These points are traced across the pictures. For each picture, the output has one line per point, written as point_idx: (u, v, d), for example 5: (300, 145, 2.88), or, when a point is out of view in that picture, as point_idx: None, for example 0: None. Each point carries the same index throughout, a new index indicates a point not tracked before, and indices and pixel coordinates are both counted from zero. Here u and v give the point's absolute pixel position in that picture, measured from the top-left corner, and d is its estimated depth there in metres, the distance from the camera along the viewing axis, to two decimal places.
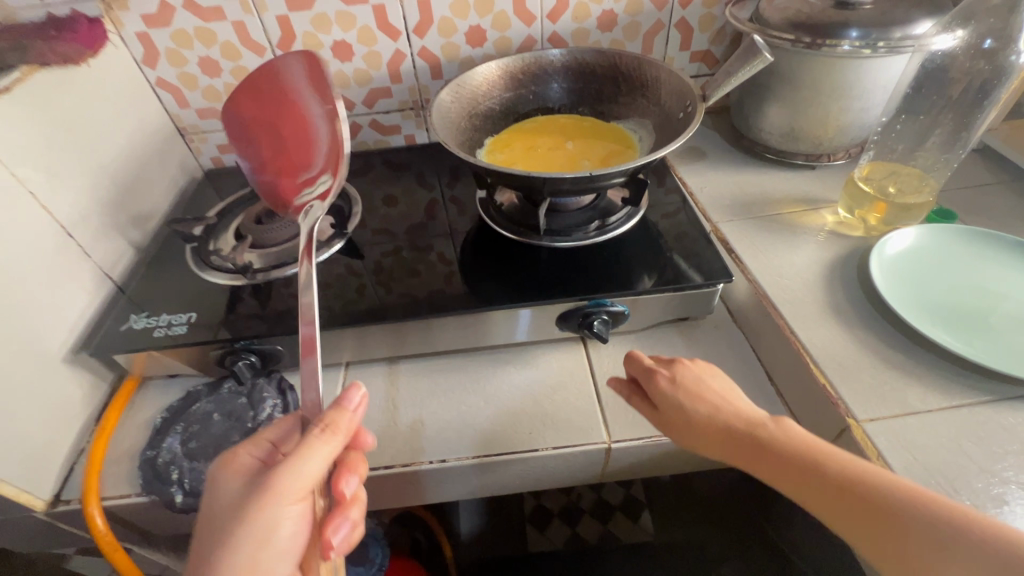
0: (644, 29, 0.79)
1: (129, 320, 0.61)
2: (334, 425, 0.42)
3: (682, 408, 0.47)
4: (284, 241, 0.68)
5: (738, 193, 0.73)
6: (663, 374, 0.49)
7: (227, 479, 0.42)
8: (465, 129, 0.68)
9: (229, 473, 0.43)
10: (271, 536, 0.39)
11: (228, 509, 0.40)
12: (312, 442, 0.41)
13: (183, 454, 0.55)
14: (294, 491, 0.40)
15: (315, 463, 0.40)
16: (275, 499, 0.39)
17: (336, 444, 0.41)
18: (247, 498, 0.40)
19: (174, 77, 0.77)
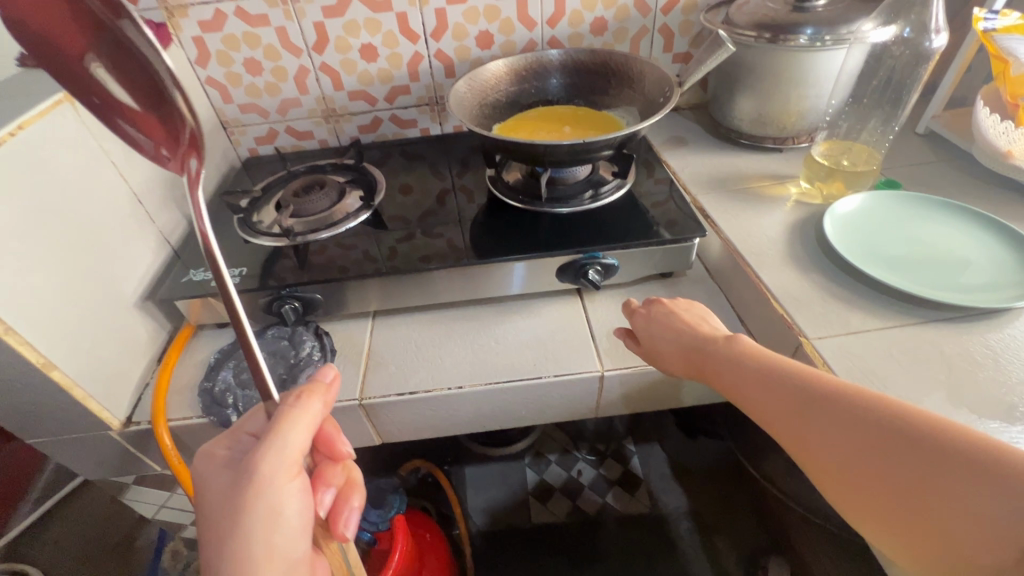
0: (631, 33, 0.91)
1: (188, 274, 0.71)
2: (310, 394, 0.46)
3: (661, 334, 0.59)
4: (319, 211, 0.78)
5: (714, 171, 0.84)
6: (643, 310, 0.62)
7: (213, 480, 0.45)
8: (477, 115, 0.79)
9: (210, 471, 0.45)
10: (280, 514, 0.42)
11: (221, 502, 0.43)
12: (292, 414, 0.44)
13: (236, 384, 0.65)
14: (286, 470, 0.43)
15: (299, 435, 0.44)
16: (271, 483, 0.42)
17: (315, 413, 0.45)
18: (238, 486, 0.42)
19: (221, 75, 0.88)
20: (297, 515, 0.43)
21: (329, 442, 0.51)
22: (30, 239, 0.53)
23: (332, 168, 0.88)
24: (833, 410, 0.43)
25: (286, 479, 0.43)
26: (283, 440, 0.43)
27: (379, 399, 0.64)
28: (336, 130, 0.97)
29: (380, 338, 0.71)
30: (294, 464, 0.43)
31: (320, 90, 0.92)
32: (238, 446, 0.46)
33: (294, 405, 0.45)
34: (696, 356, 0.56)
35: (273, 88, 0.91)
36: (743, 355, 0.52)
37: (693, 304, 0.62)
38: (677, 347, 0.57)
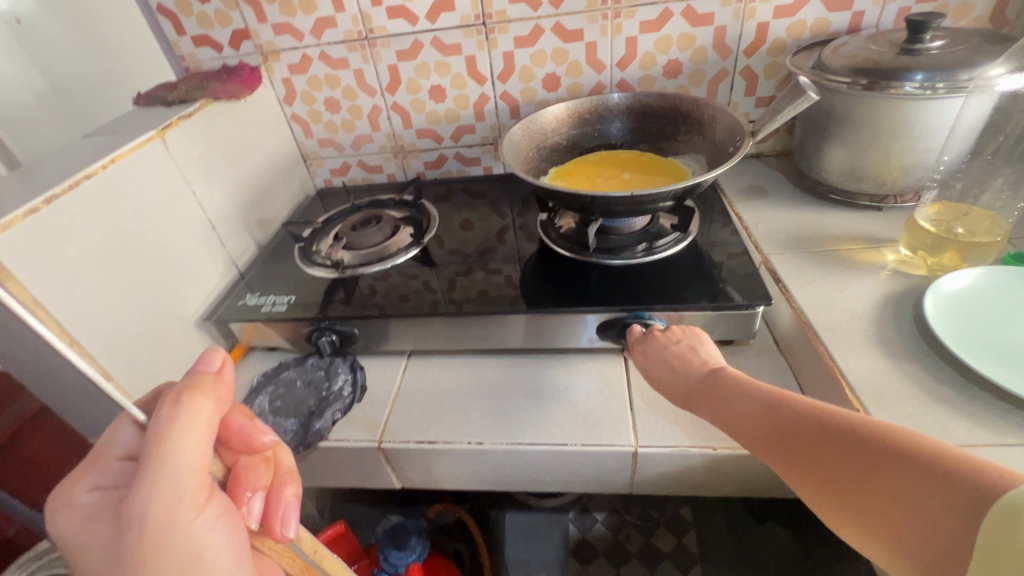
0: (708, 76, 0.85)
1: (246, 297, 0.75)
2: (193, 395, 0.40)
3: (655, 366, 0.57)
4: (371, 245, 0.80)
5: (794, 228, 0.74)
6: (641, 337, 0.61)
7: (88, 531, 0.41)
8: (532, 157, 0.77)
9: (76, 524, 0.41)
10: (197, 548, 0.39)
11: (112, 551, 0.39)
12: (173, 429, 0.38)
13: (270, 410, 0.66)
14: (189, 493, 0.39)
15: (190, 447, 0.39)
16: (175, 514, 0.38)
17: (206, 420, 0.40)
18: (129, 531, 0.38)
19: (304, 113, 0.95)
20: (221, 542, 0.40)
21: (244, 435, 0.48)
22: (106, 260, 0.59)
23: (393, 204, 0.90)
24: (802, 455, 0.40)
25: (193, 510, 0.39)
26: (171, 464, 0.38)
27: (398, 444, 0.62)
28: (403, 166, 1.01)
29: (411, 379, 0.70)
30: (194, 483, 0.39)
31: (391, 128, 0.96)
32: (110, 480, 0.43)
33: (174, 415, 0.39)
34: (686, 391, 0.54)
35: (348, 125, 0.96)
36: (731, 388, 0.50)
37: (687, 331, 0.59)
38: (666, 379, 0.56)
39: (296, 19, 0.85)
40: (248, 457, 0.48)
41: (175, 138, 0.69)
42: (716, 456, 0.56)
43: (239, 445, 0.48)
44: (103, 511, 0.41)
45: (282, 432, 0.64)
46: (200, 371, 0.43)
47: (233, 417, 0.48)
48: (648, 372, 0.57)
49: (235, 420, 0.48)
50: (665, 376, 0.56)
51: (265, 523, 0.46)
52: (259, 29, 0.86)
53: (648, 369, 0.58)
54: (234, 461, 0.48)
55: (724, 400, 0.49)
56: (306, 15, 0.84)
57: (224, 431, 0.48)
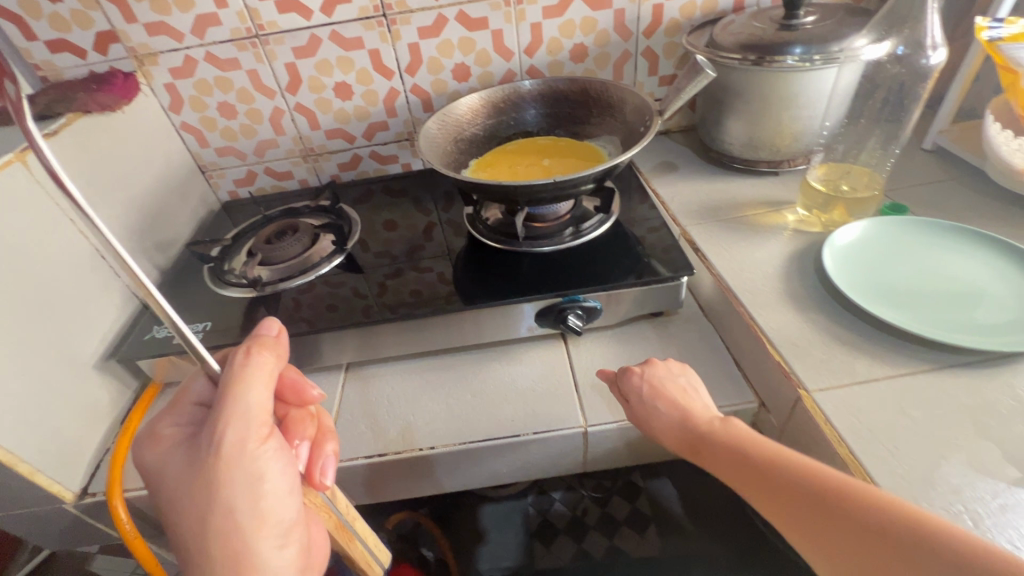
0: (613, 59, 0.88)
1: (153, 330, 0.68)
2: (260, 349, 0.44)
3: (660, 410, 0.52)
4: (289, 257, 0.75)
5: (706, 199, 0.79)
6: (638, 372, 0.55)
7: (168, 460, 0.42)
8: (451, 152, 0.76)
9: (160, 455, 0.43)
10: (260, 474, 0.40)
11: (186, 473, 0.41)
12: (247, 373, 0.42)
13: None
14: (255, 426, 0.41)
15: (260, 390, 0.42)
16: (244, 442, 0.40)
17: (267, 373, 0.43)
18: (201, 456, 0.40)
19: (195, 120, 0.87)
20: (278, 475, 0.42)
21: (295, 389, 0.49)
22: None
23: (310, 211, 0.85)
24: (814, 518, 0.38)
25: (260, 439, 0.41)
26: (244, 399, 0.41)
27: (347, 463, 0.59)
28: (316, 170, 0.95)
29: (351, 392, 0.67)
30: (260, 422, 0.41)
31: (296, 130, 0.90)
32: (186, 419, 0.44)
33: (246, 364, 0.42)
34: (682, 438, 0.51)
35: (248, 131, 0.89)
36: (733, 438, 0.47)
37: (685, 367, 0.57)
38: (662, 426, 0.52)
39: (172, 18, 0.77)
40: (298, 411, 0.51)
41: None
42: None
43: (291, 399, 0.50)
44: (181, 444, 0.43)
45: None
46: (258, 334, 0.46)
47: (287, 372, 0.50)
48: (652, 413, 0.52)
49: (289, 374, 0.50)
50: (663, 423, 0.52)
51: (306, 474, 0.46)
52: (129, 30, 0.77)
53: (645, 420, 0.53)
54: (285, 413, 0.51)
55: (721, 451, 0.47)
56: (184, 13, 0.76)
57: (279, 385, 0.49)
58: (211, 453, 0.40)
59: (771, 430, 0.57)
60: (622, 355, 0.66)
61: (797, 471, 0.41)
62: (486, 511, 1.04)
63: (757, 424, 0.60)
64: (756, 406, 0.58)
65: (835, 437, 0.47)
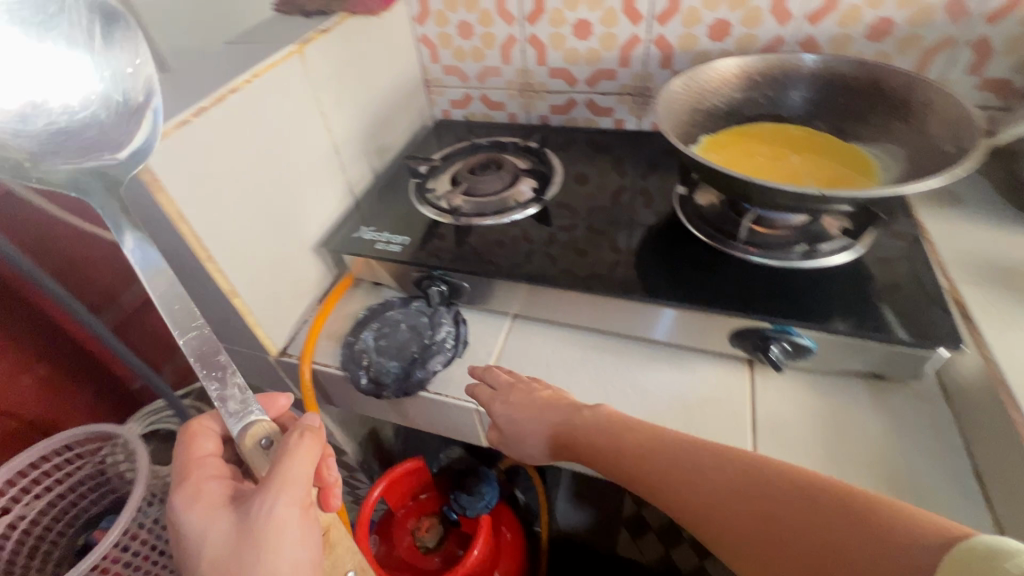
0: (924, 44, 0.69)
1: (360, 230, 0.74)
2: (310, 432, 0.44)
3: (628, 444, 0.49)
4: (486, 193, 0.76)
5: (996, 254, 0.61)
6: (588, 412, 0.54)
7: (207, 520, 0.42)
8: (686, 122, 0.67)
9: (202, 521, 0.42)
10: (292, 546, 0.41)
11: (223, 539, 0.41)
12: (294, 448, 0.43)
13: (374, 348, 0.66)
14: (297, 500, 0.42)
15: (306, 464, 0.43)
16: (286, 513, 0.41)
17: (314, 450, 0.44)
18: (243, 523, 0.41)
19: (435, 35, 0.90)
20: (309, 548, 0.42)
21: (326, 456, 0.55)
22: (240, 188, 0.58)
23: (515, 148, 0.84)
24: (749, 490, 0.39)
25: (301, 510, 0.42)
26: (291, 471, 0.42)
27: (496, 411, 0.60)
28: (528, 106, 0.93)
29: (511, 345, 0.67)
30: (306, 494, 0.42)
31: (523, 62, 0.88)
32: (219, 482, 0.45)
33: (295, 444, 0.43)
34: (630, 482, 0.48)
35: (478, 54, 0.89)
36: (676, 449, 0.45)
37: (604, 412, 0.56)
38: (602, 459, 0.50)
39: None
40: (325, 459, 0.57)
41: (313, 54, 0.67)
42: None
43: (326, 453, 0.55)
44: (221, 506, 0.43)
45: (385, 372, 0.64)
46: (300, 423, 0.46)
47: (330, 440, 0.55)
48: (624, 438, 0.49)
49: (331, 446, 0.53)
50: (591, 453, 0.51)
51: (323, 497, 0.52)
52: None
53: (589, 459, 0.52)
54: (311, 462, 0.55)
55: (677, 486, 0.43)
56: None
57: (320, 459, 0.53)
58: (260, 519, 0.41)
59: None
60: (819, 409, 0.55)
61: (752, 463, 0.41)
62: (563, 483, 1.05)
63: None
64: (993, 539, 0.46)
65: None
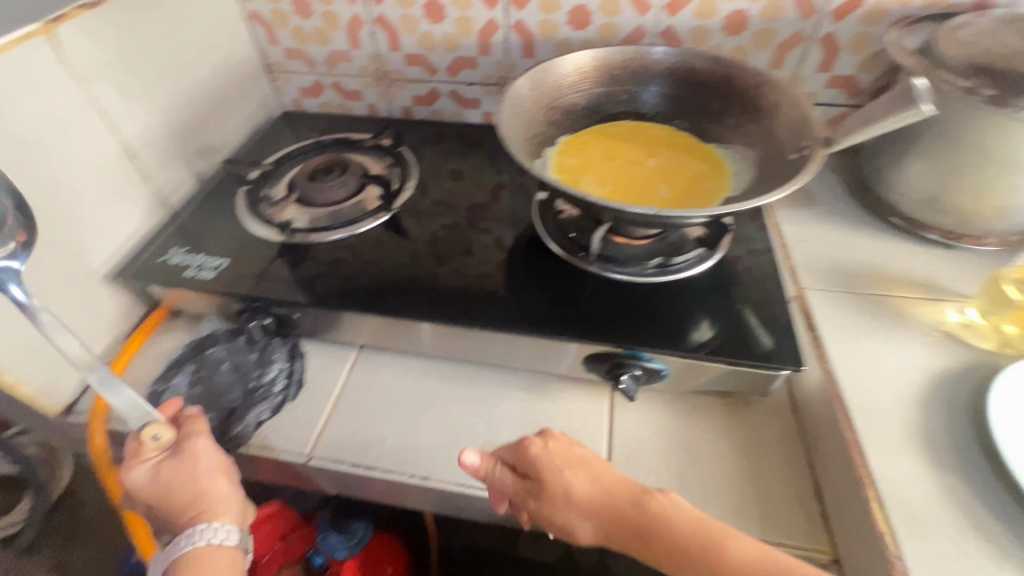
0: (778, 39, 0.67)
1: (169, 252, 0.62)
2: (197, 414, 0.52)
3: (670, 503, 0.40)
4: (328, 203, 0.66)
5: (842, 258, 0.61)
6: (537, 443, 0.45)
7: (156, 468, 0.48)
8: (539, 121, 0.61)
9: (146, 469, 0.48)
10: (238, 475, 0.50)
11: (182, 478, 0.47)
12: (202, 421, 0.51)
13: (185, 397, 0.56)
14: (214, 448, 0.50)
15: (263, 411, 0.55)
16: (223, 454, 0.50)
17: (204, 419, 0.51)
18: (189, 466, 0.48)
19: (268, 12, 0.76)
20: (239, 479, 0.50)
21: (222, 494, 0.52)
22: None
23: (366, 147, 0.75)
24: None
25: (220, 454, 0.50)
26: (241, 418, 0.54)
27: (327, 465, 0.52)
28: (387, 96, 0.83)
29: (356, 378, 0.58)
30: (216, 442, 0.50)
31: (374, 47, 0.78)
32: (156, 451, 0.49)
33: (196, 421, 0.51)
34: (623, 523, 0.40)
35: (322, 36, 0.78)
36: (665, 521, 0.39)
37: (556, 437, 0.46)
38: (592, 505, 0.42)
39: None
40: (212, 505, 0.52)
41: (74, 36, 0.53)
42: None
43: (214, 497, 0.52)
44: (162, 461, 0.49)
45: None
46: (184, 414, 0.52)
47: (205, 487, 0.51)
48: (658, 511, 0.40)
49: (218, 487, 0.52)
50: (572, 498, 0.42)
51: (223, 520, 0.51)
52: None
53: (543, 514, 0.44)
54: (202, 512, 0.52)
55: (653, 538, 0.39)
56: None
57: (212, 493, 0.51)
58: (197, 459, 0.48)
59: None
60: (674, 433, 0.53)
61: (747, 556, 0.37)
62: None
63: None
64: (828, 561, 0.45)
65: None
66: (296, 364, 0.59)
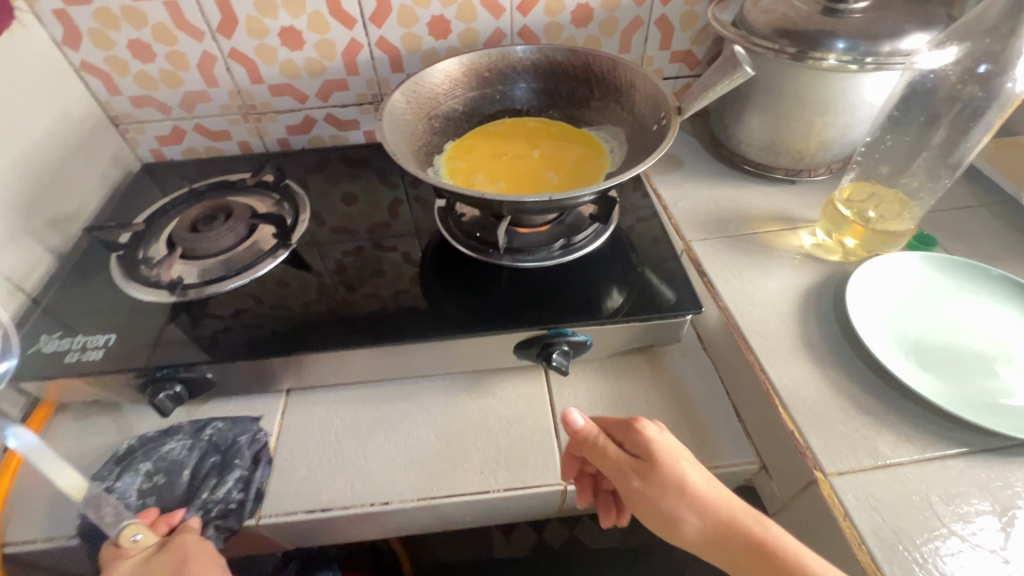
0: (621, 26, 0.74)
1: (40, 341, 0.55)
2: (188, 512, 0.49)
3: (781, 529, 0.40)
4: (218, 251, 0.62)
5: (715, 208, 0.69)
6: (654, 428, 0.44)
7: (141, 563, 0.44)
8: (422, 133, 0.63)
9: (132, 568, 0.43)
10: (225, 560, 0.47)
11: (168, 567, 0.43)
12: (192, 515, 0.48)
13: (135, 502, 0.50)
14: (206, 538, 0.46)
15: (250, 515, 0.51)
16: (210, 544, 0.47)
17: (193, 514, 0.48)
18: (173, 550, 0.44)
19: (101, 61, 0.70)
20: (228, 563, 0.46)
21: None
22: None
23: (248, 187, 0.71)
24: None
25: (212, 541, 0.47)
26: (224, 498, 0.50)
27: (279, 519, 0.49)
28: (259, 131, 0.79)
29: (290, 424, 0.56)
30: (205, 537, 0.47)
31: (233, 82, 0.74)
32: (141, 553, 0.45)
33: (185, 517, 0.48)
34: (731, 531, 0.40)
35: (171, 79, 0.73)
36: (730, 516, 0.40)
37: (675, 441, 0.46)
38: (704, 501, 0.41)
39: None
40: None
41: None
42: None
43: None
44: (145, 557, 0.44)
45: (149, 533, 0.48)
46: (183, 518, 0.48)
47: None
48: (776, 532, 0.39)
49: None
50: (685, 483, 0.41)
51: None
52: None
53: (638, 502, 0.43)
54: None
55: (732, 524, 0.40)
56: None
57: None
58: (181, 543, 0.45)
59: (772, 497, 0.51)
60: (609, 395, 0.57)
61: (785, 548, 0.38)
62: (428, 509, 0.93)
63: (755, 484, 0.53)
64: (756, 469, 0.51)
65: (855, 540, 0.41)
66: (257, 475, 0.51)
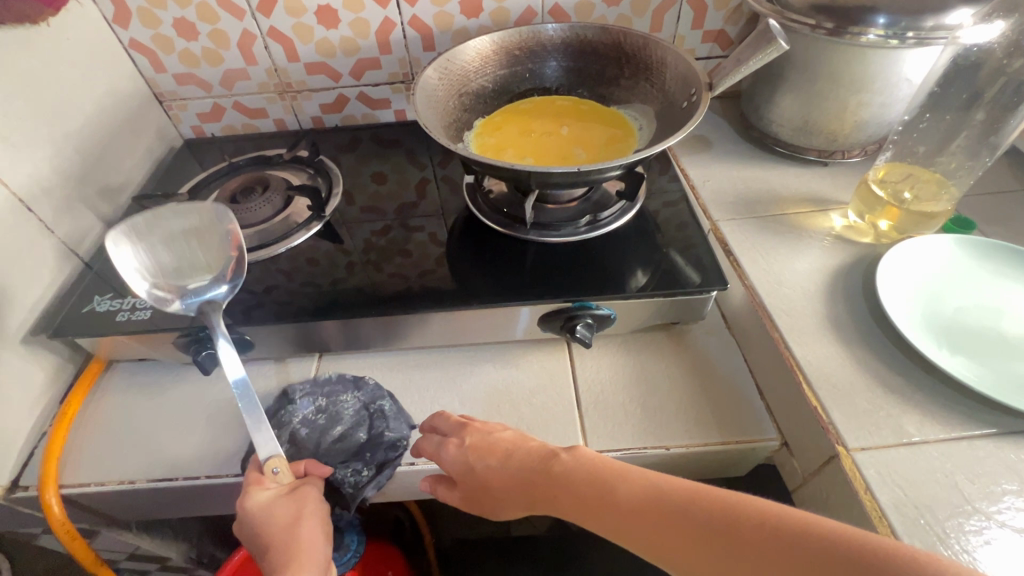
0: (653, 4, 0.73)
1: (93, 301, 0.58)
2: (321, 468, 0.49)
3: (568, 461, 0.41)
4: (256, 222, 0.65)
5: (743, 189, 0.69)
6: (454, 443, 0.47)
7: (273, 501, 0.44)
8: (452, 110, 0.64)
9: (266, 498, 0.44)
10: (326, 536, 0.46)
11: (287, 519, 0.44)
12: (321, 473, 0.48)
13: (302, 420, 0.54)
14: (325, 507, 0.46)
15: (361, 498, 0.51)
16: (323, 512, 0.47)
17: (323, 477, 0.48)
18: (301, 507, 0.44)
19: (148, 39, 0.73)
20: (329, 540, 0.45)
21: None
22: None
23: (284, 162, 0.74)
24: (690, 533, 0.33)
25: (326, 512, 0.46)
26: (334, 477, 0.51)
27: None
28: (294, 109, 0.82)
29: None
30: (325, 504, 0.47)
31: (271, 60, 0.76)
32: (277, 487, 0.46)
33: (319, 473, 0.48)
34: (527, 489, 0.42)
35: (213, 56, 0.75)
36: (594, 475, 0.39)
37: (477, 428, 0.48)
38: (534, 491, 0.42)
39: None
40: None
41: None
42: (669, 456, 0.51)
43: None
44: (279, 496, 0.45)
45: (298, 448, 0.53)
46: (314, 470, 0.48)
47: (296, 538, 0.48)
48: (555, 467, 0.41)
49: None
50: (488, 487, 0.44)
51: None
52: None
53: (478, 506, 0.47)
54: None
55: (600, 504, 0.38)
56: None
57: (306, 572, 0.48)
58: (308, 506, 0.45)
59: (792, 474, 0.51)
60: (631, 369, 0.58)
61: (647, 487, 0.37)
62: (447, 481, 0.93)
63: (775, 461, 0.54)
64: (777, 445, 0.51)
65: (875, 513, 0.41)
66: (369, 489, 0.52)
